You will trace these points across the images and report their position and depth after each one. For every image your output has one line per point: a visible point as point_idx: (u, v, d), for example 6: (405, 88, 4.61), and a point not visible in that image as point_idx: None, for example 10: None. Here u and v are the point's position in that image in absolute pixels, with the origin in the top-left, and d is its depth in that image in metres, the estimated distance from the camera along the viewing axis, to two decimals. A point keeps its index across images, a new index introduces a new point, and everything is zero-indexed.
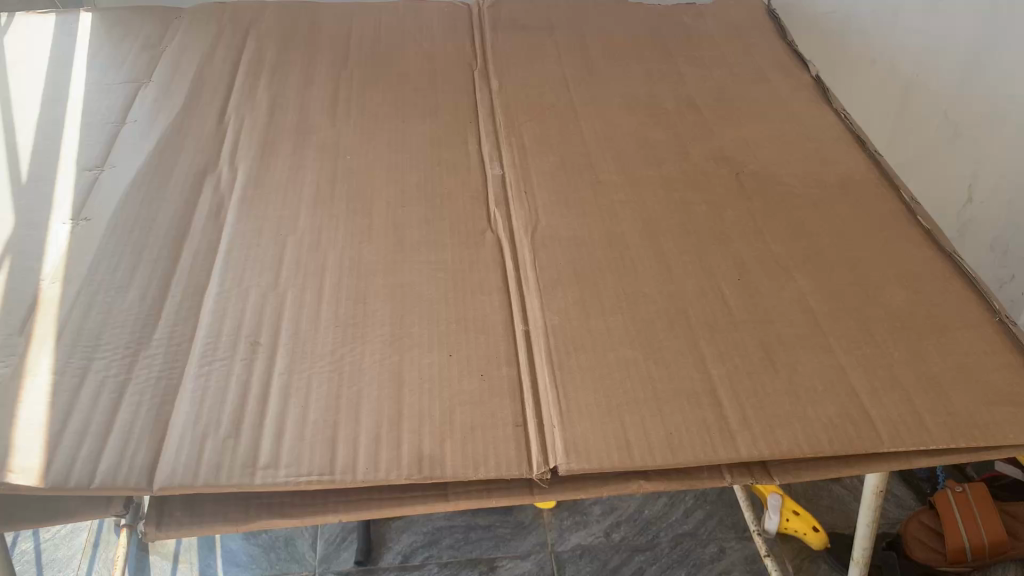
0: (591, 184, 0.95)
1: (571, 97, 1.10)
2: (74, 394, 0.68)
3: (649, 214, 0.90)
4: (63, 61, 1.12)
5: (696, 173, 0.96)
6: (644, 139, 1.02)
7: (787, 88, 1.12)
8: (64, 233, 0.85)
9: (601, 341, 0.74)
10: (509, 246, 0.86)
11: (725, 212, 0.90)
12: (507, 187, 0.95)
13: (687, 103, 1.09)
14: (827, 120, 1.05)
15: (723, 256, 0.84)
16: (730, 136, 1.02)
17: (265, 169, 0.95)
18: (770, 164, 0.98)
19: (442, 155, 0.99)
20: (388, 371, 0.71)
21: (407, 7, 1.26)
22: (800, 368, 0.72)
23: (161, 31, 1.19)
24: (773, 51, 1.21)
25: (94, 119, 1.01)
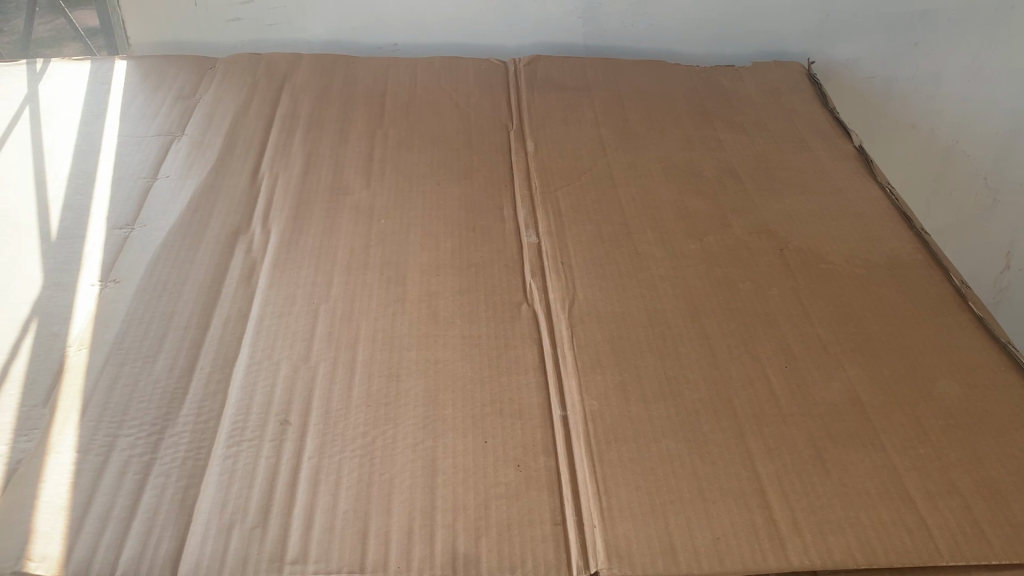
0: (630, 255, 0.92)
1: (609, 161, 1.08)
2: (97, 474, 0.66)
3: (691, 290, 0.87)
4: (96, 111, 1.11)
5: (739, 247, 0.94)
6: (684, 209, 1.00)
7: (830, 158, 1.10)
8: (92, 296, 0.83)
9: (644, 431, 0.72)
10: (546, 320, 0.84)
11: (770, 291, 0.88)
12: (543, 257, 0.92)
13: (727, 172, 1.07)
14: (871, 194, 1.03)
15: (768, 340, 0.82)
16: (773, 209, 1.00)
17: (297, 232, 0.93)
18: (814, 240, 0.95)
19: (477, 220, 0.97)
20: (420, 457, 0.68)
21: (441, 61, 1.25)
22: (851, 469, 0.69)
23: (194, 81, 1.18)
24: (814, 117, 1.19)
25: (125, 173, 1.00)
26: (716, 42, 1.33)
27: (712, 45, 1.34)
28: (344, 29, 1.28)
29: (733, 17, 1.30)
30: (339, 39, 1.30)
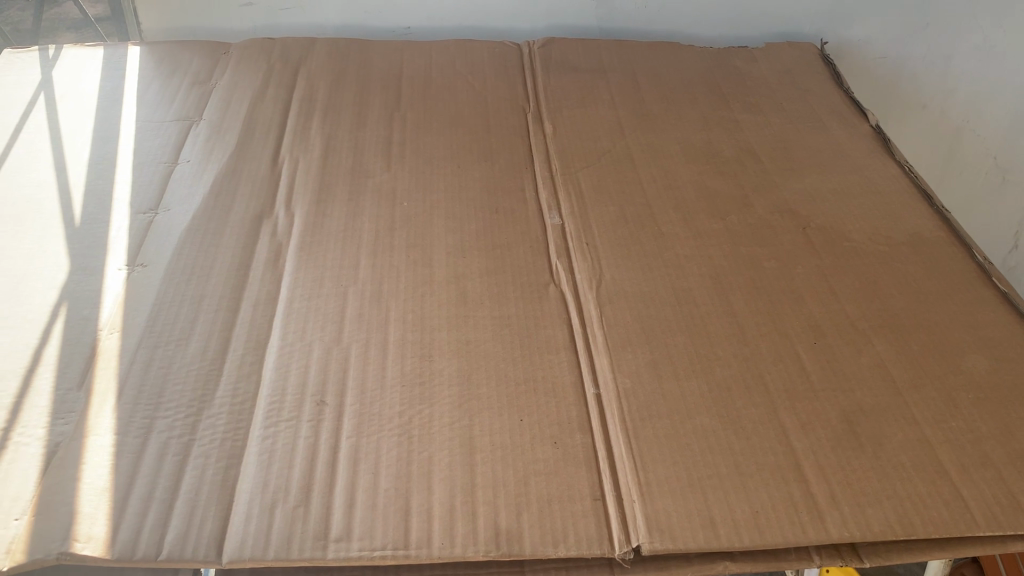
0: (654, 236, 0.93)
1: (627, 143, 1.08)
2: (138, 456, 0.66)
3: (717, 269, 0.88)
4: (112, 97, 1.11)
5: (762, 226, 0.94)
6: (705, 189, 1.00)
7: (849, 138, 1.10)
8: (120, 280, 0.83)
9: (678, 408, 0.72)
10: (574, 300, 0.84)
11: (795, 269, 0.88)
12: (567, 238, 0.92)
13: (746, 153, 1.07)
14: (890, 173, 1.03)
15: (796, 317, 0.82)
16: (793, 188, 1.00)
17: (321, 215, 0.93)
18: (836, 219, 0.96)
19: (500, 202, 0.97)
20: (457, 436, 0.69)
21: (456, 44, 1.25)
22: (885, 442, 0.69)
23: (209, 66, 1.18)
24: (830, 97, 1.19)
25: (146, 158, 0.99)
26: (729, 23, 1.33)
27: (725, 26, 1.34)
28: (357, 13, 1.28)
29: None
30: (352, 23, 1.30)
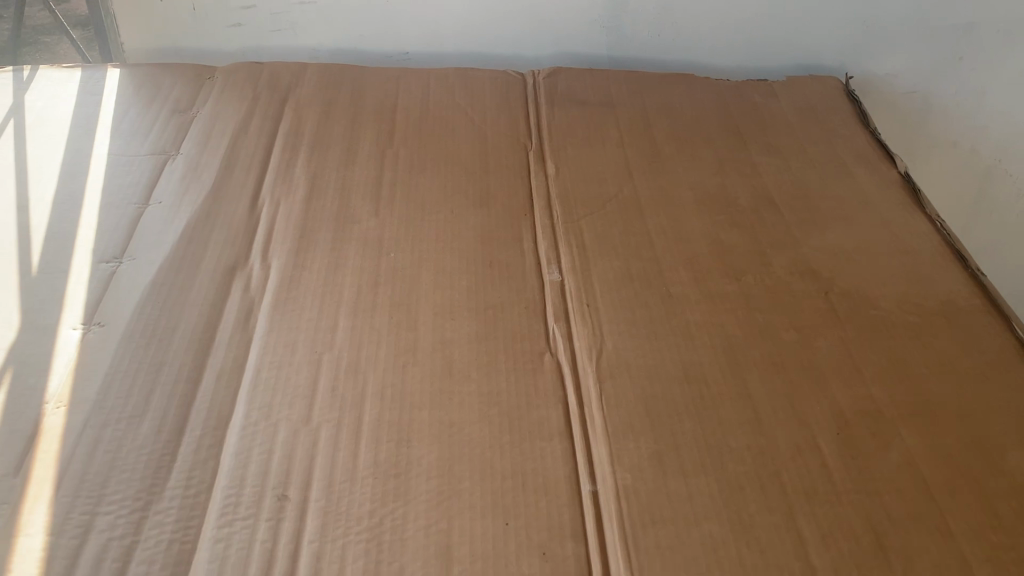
0: (662, 297, 0.85)
1: (636, 187, 1.00)
2: (72, 561, 0.58)
3: (730, 340, 0.80)
4: (85, 126, 1.04)
5: (780, 288, 0.86)
6: (719, 243, 0.92)
7: (875, 187, 1.02)
8: (74, 342, 0.75)
9: (683, 512, 0.64)
10: (572, 374, 0.76)
11: (816, 341, 0.80)
12: (567, 298, 0.84)
13: (764, 201, 0.99)
14: (920, 229, 0.95)
15: (817, 401, 0.74)
16: (815, 245, 0.92)
17: (300, 266, 0.85)
18: (862, 282, 0.88)
19: (495, 254, 0.89)
20: (433, 543, 0.61)
21: (455, 73, 1.17)
22: (916, 560, 0.62)
23: (192, 94, 1.10)
24: (855, 139, 1.11)
25: (115, 197, 0.92)
26: (749, 54, 1.25)
27: (744, 58, 1.26)
28: (352, 37, 1.21)
29: (767, 28, 1.22)
30: (347, 47, 1.22)
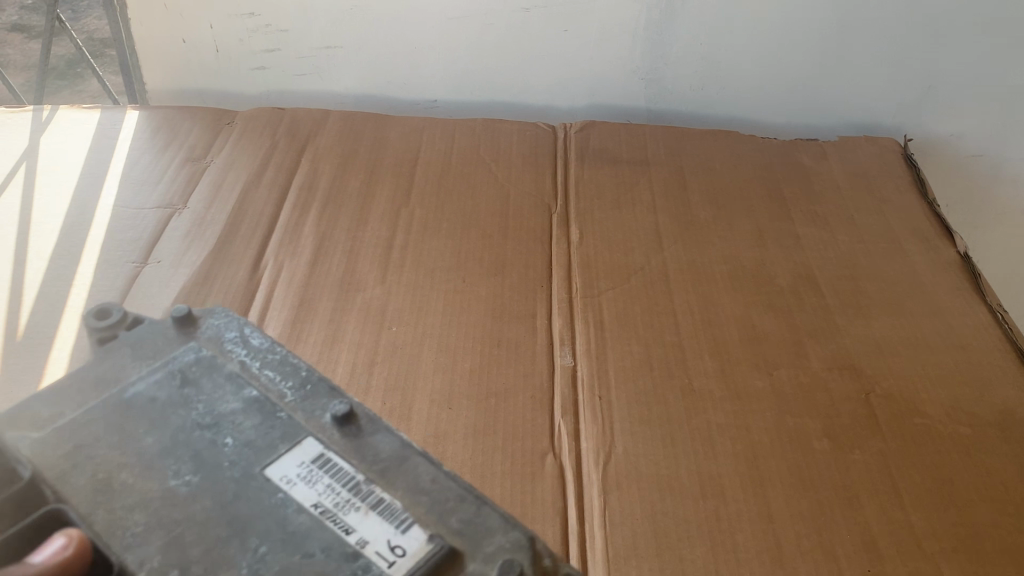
0: (683, 390, 0.77)
1: (664, 258, 0.93)
2: None
3: (754, 448, 0.72)
4: (95, 172, 1.00)
5: (816, 386, 0.78)
6: (751, 328, 0.84)
7: (929, 268, 0.93)
8: None
9: None
10: (575, 481, 0.69)
11: (851, 454, 0.72)
12: (577, 387, 0.77)
13: (805, 281, 0.91)
14: (977, 321, 0.86)
15: (848, 530, 0.66)
16: (858, 336, 0.84)
17: (295, 339, 0.80)
18: (908, 381, 0.79)
19: (506, 331, 0.82)
20: None
21: (483, 124, 1.12)
22: None
23: (207, 141, 1.07)
24: (910, 211, 1.02)
25: (113, 255, 0.88)
26: (797, 112, 1.17)
27: (794, 112, 1.17)
28: (378, 83, 1.17)
29: (820, 83, 1.14)
30: (373, 93, 1.18)
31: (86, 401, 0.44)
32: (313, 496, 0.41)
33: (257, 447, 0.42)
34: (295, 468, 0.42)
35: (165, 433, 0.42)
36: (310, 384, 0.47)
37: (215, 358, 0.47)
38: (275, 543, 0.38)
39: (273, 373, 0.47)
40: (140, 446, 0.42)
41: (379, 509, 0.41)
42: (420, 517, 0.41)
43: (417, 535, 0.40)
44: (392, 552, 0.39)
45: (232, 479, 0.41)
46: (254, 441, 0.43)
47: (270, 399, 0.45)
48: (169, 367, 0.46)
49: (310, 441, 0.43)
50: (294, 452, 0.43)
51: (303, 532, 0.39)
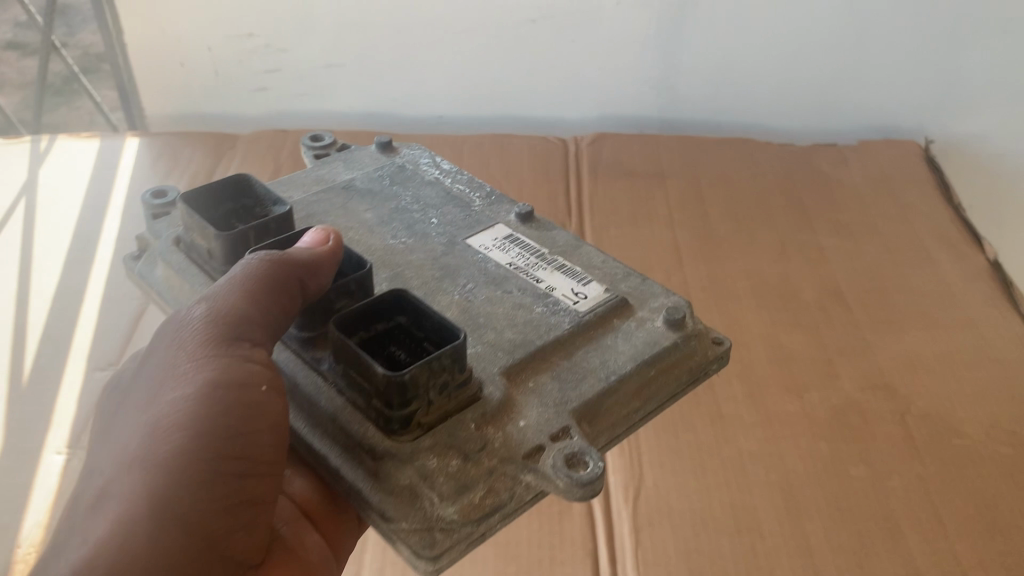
0: (711, 418, 0.74)
1: (684, 275, 0.90)
2: None
3: (789, 477, 0.69)
4: (97, 204, 0.98)
5: (850, 409, 0.75)
6: (778, 348, 0.82)
7: (959, 277, 0.90)
8: (55, 471, 0.71)
9: None
10: (604, 519, 0.66)
11: (890, 480, 0.69)
12: None
13: (831, 296, 0.88)
14: (1012, 332, 0.83)
15: (891, 564, 0.63)
16: (889, 352, 0.81)
17: None
18: (945, 400, 0.76)
19: None
20: None
21: (492, 140, 1.09)
22: None
23: (210, 167, 1.04)
24: (936, 217, 0.99)
25: (118, 292, 0.86)
26: (813, 115, 1.14)
27: (811, 117, 1.14)
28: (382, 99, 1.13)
29: (836, 86, 1.11)
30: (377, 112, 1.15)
31: (315, 187, 0.62)
32: (508, 258, 0.56)
33: (458, 225, 0.59)
34: (491, 240, 0.58)
35: (383, 212, 0.60)
36: (493, 197, 0.63)
37: (414, 173, 0.65)
38: (479, 283, 0.54)
39: (461, 186, 0.64)
40: (367, 217, 0.59)
41: (563, 267, 0.56)
42: (596, 278, 0.55)
43: (596, 288, 0.54)
44: (576, 295, 0.53)
45: (446, 242, 0.57)
46: (455, 222, 0.59)
47: (463, 196, 0.62)
48: (385, 178, 0.63)
49: (500, 227, 0.59)
50: (491, 230, 0.59)
51: (504, 278, 0.54)
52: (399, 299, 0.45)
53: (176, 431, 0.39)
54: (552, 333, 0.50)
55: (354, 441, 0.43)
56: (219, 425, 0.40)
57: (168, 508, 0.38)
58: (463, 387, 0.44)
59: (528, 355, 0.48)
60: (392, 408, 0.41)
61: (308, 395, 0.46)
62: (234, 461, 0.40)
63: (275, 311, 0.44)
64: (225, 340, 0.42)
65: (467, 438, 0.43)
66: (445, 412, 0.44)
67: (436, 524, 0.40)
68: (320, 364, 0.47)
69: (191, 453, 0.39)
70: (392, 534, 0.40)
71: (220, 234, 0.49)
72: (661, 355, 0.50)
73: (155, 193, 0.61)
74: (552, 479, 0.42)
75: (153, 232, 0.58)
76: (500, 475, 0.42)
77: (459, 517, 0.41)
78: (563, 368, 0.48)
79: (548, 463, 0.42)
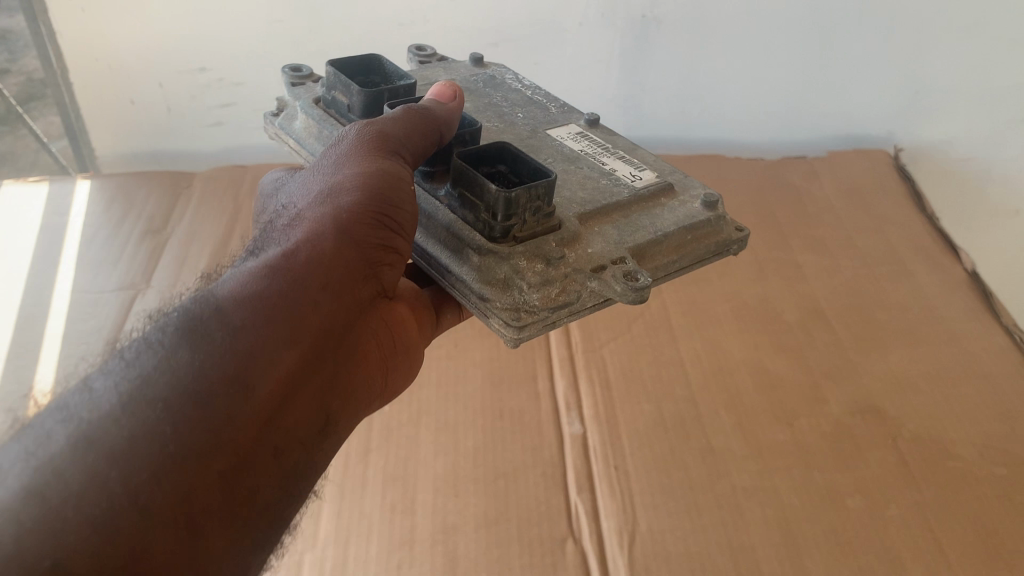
0: (702, 452, 0.72)
1: (664, 301, 0.89)
2: None
3: (786, 512, 0.68)
4: (49, 255, 0.93)
5: (841, 435, 0.74)
6: (764, 374, 0.80)
7: (938, 290, 0.89)
8: None
9: None
10: (599, 570, 0.64)
11: (888, 509, 0.68)
12: (589, 458, 0.72)
13: (813, 315, 0.86)
14: (996, 345, 0.82)
15: None
16: (876, 373, 0.80)
17: None
18: (935, 420, 0.75)
19: (505, 400, 0.77)
20: None
21: None
22: None
23: (167, 210, 1.01)
24: (910, 228, 0.98)
25: (75, 350, 0.82)
26: (779, 127, 1.14)
27: (778, 129, 1.14)
28: None
29: (803, 97, 1.10)
30: None
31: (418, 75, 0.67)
32: (580, 145, 0.60)
33: (541, 120, 0.63)
34: (566, 133, 0.61)
35: (475, 101, 0.64)
36: (568, 106, 0.66)
37: (498, 78, 0.68)
38: (557, 159, 0.58)
39: (541, 92, 0.67)
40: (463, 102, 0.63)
41: (627, 154, 0.60)
42: (654, 171, 0.58)
43: (651, 177, 0.57)
44: (634, 175, 0.56)
45: (526, 129, 0.61)
46: (537, 117, 0.63)
47: (540, 97, 0.66)
48: (476, 78, 0.67)
49: (575, 124, 0.63)
50: (567, 126, 0.63)
51: (576, 158, 0.58)
52: (501, 149, 0.50)
53: (353, 189, 0.43)
54: (614, 195, 0.54)
55: (463, 244, 0.48)
56: (385, 195, 0.43)
57: (347, 247, 0.41)
58: (550, 215, 0.49)
59: (597, 205, 0.53)
60: (496, 217, 0.46)
61: (426, 211, 0.51)
62: (393, 237, 0.44)
63: (422, 143, 0.48)
64: (390, 151, 0.45)
65: (550, 249, 0.48)
66: (534, 232, 0.48)
67: (522, 307, 0.46)
68: (438, 192, 0.52)
69: (362, 211, 0.42)
70: (487, 309, 0.46)
71: (361, 90, 0.55)
72: (700, 226, 0.54)
73: (292, 68, 0.67)
74: (611, 285, 0.46)
75: (290, 96, 0.64)
76: (573, 279, 0.47)
77: (539, 303, 0.46)
78: (623, 220, 0.53)
79: (610, 274, 0.47)
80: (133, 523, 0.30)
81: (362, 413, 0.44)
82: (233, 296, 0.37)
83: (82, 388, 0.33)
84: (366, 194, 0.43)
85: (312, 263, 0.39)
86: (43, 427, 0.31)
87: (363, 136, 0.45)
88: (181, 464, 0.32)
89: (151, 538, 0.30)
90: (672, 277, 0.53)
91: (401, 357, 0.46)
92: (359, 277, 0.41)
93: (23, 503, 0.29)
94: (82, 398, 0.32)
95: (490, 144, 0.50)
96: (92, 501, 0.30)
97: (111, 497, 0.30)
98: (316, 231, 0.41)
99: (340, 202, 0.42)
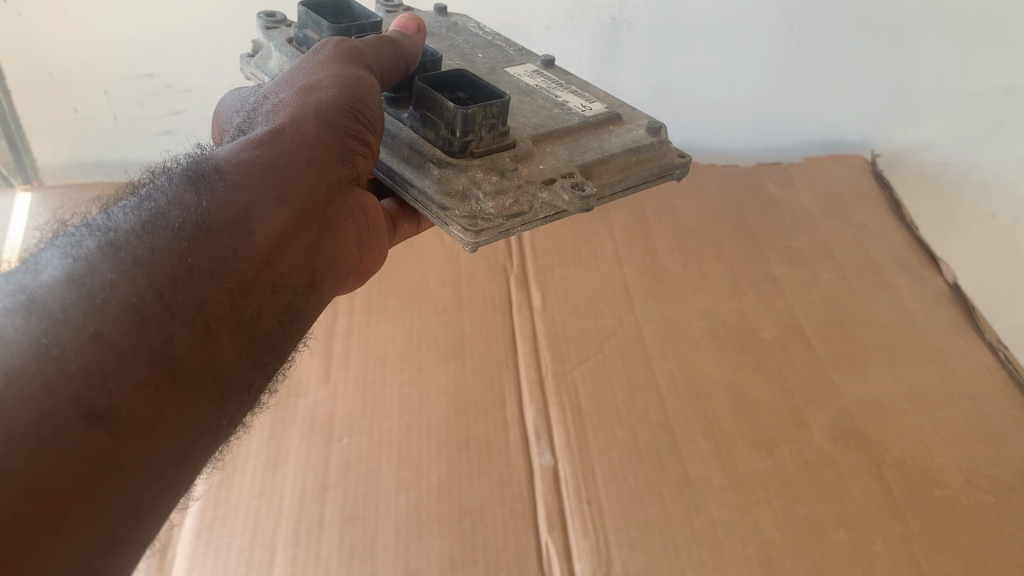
0: (679, 484, 0.69)
1: (637, 318, 0.85)
2: None
3: (767, 549, 0.64)
4: None
5: (822, 463, 0.70)
6: (743, 397, 0.77)
7: (918, 303, 0.87)
8: None
9: None
10: None
11: (874, 543, 0.64)
12: (561, 494, 0.68)
13: (791, 332, 0.83)
14: (979, 363, 0.80)
15: None
16: (857, 395, 0.76)
17: (231, 466, 0.69)
18: (920, 445, 0.72)
19: (472, 429, 0.73)
20: None
21: None
22: None
23: None
24: (889, 238, 0.95)
25: None
26: (753, 132, 1.10)
27: (752, 135, 1.11)
28: None
29: (778, 102, 1.06)
30: None
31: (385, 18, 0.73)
32: (535, 82, 0.67)
33: (500, 62, 0.70)
34: (523, 71, 0.69)
35: (439, 44, 0.70)
36: (523, 50, 0.73)
37: (459, 24, 0.75)
38: (515, 93, 0.64)
39: (498, 37, 0.75)
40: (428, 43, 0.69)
41: (579, 89, 0.66)
42: (603, 101, 0.65)
43: (600, 107, 0.64)
44: (585, 106, 0.63)
45: (485, 67, 0.68)
46: (496, 58, 0.70)
47: (500, 42, 0.73)
48: (441, 26, 0.74)
49: (530, 65, 0.70)
50: (523, 66, 0.70)
51: (530, 91, 0.65)
52: (460, 76, 0.57)
53: (335, 83, 0.48)
54: (565, 121, 0.60)
55: (423, 159, 0.53)
56: (365, 97, 0.49)
57: (332, 131, 0.46)
58: (504, 135, 0.54)
59: (548, 129, 0.59)
60: (456, 134, 0.52)
61: (391, 131, 0.56)
62: (370, 134, 0.49)
63: (387, 68, 0.54)
64: (361, 63, 0.51)
65: (505, 164, 0.53)
66: (491, 149, 0.54)
67: (478, 215, 0.50)
68: (402, 114, 0.58)
69: (346, 101, 0.47)
70: (445, 218, 0.50)
71: (332, 27, 0.59)
72: (644, 148, 0.60)
73: (266, 11, 0.69)
74: (560, 194, 0.52)
75: (267, 38, 0.66)
76: (525, 190, 0.52)
77: (494, 211, 0.51)
78: (573, 143, 0.59)
79: (559, 185, 0.53)
80: (159, 320, 0.35)
81: (336, 284, 0.49)
82: (231, 160, 0.42)
83: (101, 216, 0.38)
84: (345, 87, 0.48)
85: (300, 139, 0.45)
86: (72, 239, 0.35)
87: (340, 45, 0.51)
88: (198, 280, 0.37)
89: (173, 334, 0.35)
90: (617, 194, 0.58)
91: (373, 247, 0.51)
92: (342, 157, 0.47)
93: (65, 287, 0.33)
94: (105, 222, 0.37)
95: (449, 73, 0.57)
96: (125, 294, 0.34)
97: (139, 294, 0.34)
98: (301, 115, 0.46)
99: (322, 93, 0.48)
